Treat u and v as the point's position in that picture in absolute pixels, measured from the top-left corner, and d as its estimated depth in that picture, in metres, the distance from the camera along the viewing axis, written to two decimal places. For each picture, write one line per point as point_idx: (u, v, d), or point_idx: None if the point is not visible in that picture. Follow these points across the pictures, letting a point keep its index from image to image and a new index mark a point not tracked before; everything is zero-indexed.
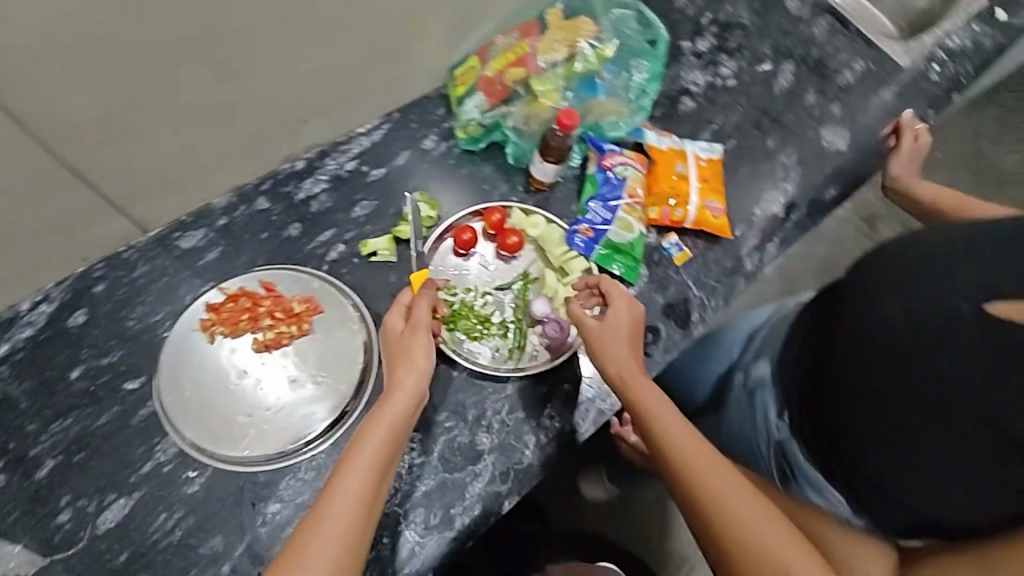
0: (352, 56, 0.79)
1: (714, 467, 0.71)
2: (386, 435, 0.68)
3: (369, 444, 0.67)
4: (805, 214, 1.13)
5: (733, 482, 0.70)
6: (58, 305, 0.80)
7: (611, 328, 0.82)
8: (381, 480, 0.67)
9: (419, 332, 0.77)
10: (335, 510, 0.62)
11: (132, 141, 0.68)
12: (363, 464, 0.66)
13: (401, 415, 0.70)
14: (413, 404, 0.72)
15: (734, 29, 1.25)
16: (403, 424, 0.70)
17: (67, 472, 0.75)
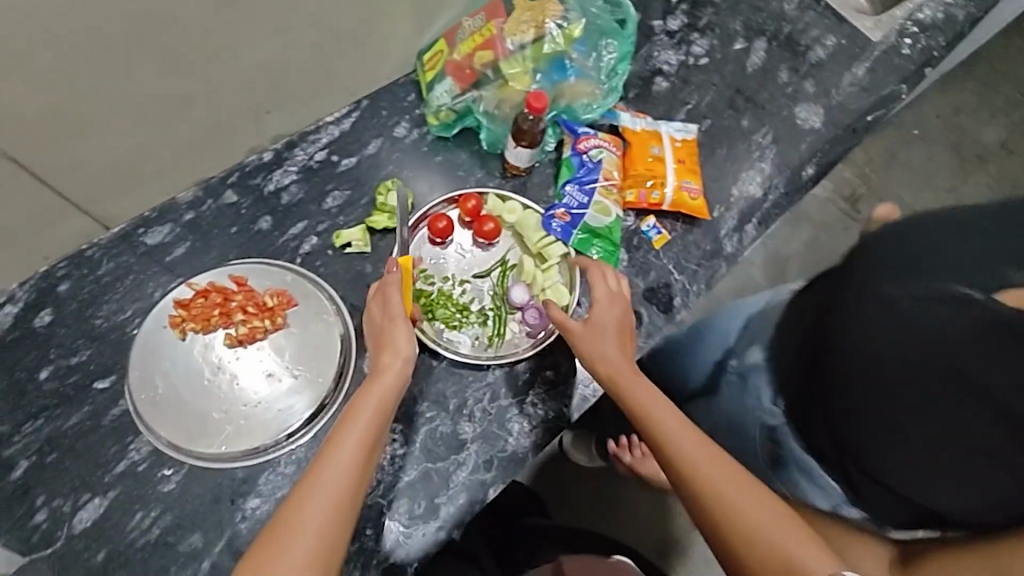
0: (308, 40, 0.78)
1: (709, 453, 0.72)
2: (365, 425, 0.68)
3: (349, 436, 0.67)
4: (783, 193, 1.14)
5: (728, 467, 0.71)
6: (23, 305, 0.78)
7: (599, 324, 0.82)
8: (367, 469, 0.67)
9: (396, 321, 0.76)
10: (318, 505, 0.63)
11: (81, 131, 0.67)
12: (344, 456, 0.66)
13: (379, 403, 0.70)
14: (394, 391, 0.72)
15: (705, 6, 1.24)
16: (384, 411, 0.70)
17: (41, 473, 0.74)
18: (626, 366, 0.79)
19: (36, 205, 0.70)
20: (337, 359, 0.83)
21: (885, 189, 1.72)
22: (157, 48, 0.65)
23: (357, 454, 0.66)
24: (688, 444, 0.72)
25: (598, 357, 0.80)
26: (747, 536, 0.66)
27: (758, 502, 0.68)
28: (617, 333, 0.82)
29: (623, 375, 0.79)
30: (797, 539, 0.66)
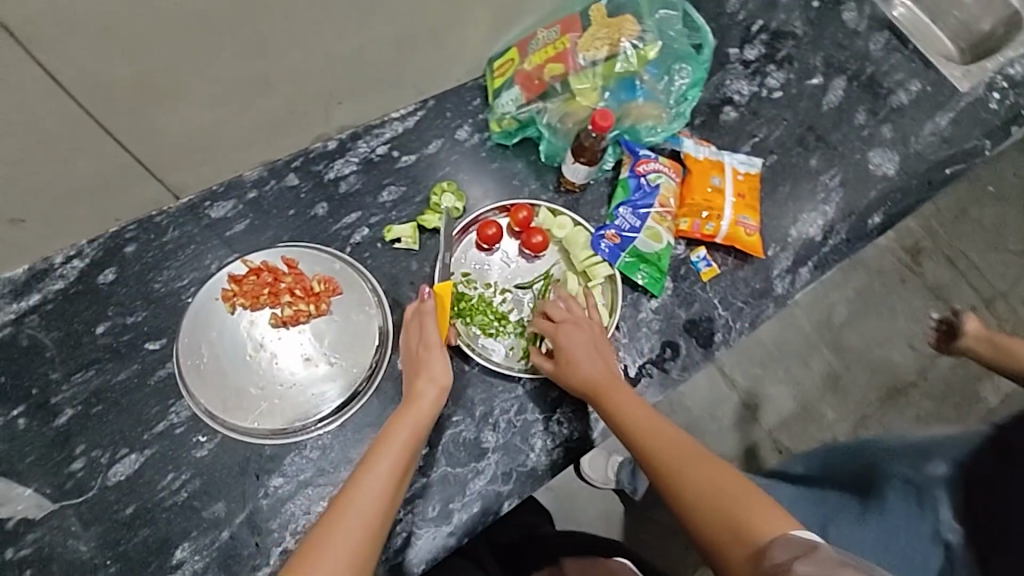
0: (385, 38, 0.80)
1: (666, 440, 0.75)
2: (400, 452, 0.69)
3: (383, 462, 0.68)
4: (844, 239, 1.09)
5: (686, 450, 0.74)
6: (90, 262, 0.83)
7: (569, 349, 0.82)
8: (398, 494, 0.68)
9: (432, 349, 0.77)
10: (350, 528, 0.64)
11: (164, 105, 0.70)
12: (379, 483, 0.67)
13: (413, 431, 0.71)
14: (428, 420, 0.73)
15: (785, 38, 1.20)
16: (417, 438, 0.71)
17: (85, 423, 0.78)
18: (603, 378, 0.80)
19: (116, 167, 0.74)
20: (372, 353, 0.85)
21: (954, 246, 1.63)
22: (246, 33, 0.68)
23: (390, 480, 0.67)
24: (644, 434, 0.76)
25: (578, 371, 0.81)
26: (710, 529, 0.68)
27: (714, 480, 0.70)
28: (593, 345, 0.83)
29: (597, 386, 0.80)
30: (754, 511, 0.67)
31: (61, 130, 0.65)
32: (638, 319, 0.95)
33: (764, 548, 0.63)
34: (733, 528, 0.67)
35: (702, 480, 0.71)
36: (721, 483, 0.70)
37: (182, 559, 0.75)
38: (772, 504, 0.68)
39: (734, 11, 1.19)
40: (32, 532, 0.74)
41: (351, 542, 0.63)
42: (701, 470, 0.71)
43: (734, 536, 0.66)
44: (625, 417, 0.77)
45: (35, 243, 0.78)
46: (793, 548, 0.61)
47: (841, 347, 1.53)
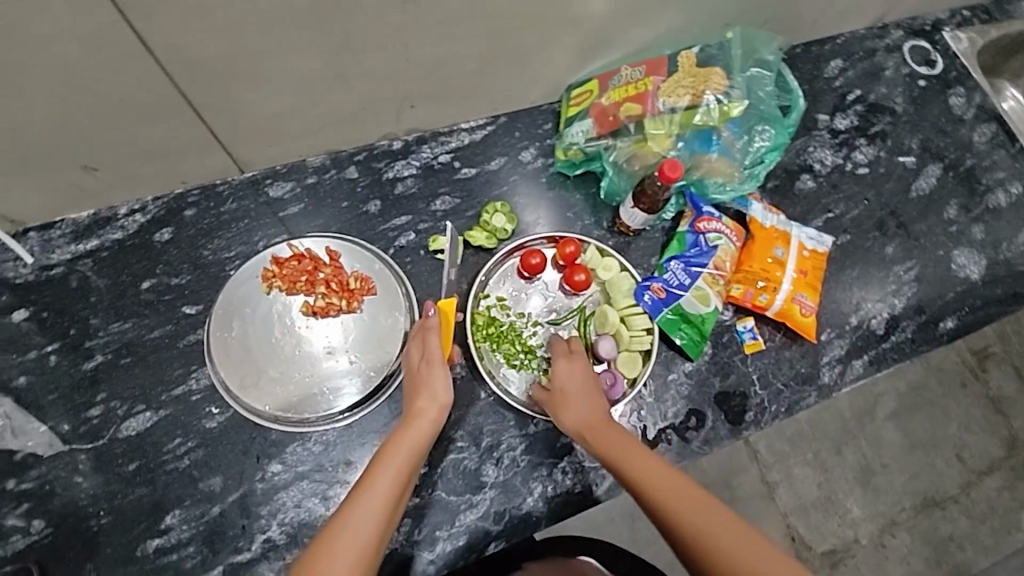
0: (466, 52, 0.80)
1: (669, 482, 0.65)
2: (397, 474, 0.64)
3: (377, 482, 0.63)
4: (910, 338, 1.00)
5: (682, 485, 0.65)
6: (150, 218, 0.86)
7: (563, 386, 0.79)
8: (392, 517, 0.63)
9: (433, 365, 0.72)
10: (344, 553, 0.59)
11: (243, 86, 0.72)
12: (372, 506, 0.61)
13: (412, 444, 0.66)
14: (427, 442, 0.68)
15: (882, 113, 1.13)
16: (414, 458, 0.66)
17: (111, 371, 0.80)
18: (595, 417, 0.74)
19: (190, 134, 0.77)
20: (392, 360, 0.84)
21: None
22: (334, 30, 0.68)
23: (385, 504, 0.62)
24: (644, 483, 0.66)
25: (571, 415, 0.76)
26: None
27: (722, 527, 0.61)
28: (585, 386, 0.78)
29: (589, 426, 0.74)
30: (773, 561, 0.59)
31: (145, 92, 0.68)
32: (667, 379, 0.91)
33: None
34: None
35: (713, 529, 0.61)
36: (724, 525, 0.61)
37: (170, 525, 0.76)
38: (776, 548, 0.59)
39: (832, 75, 1.13)
40: (37, 468, 0.77)
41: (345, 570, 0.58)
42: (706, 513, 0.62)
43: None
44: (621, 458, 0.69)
45: (104, 191, 0.82)
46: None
47: (881, 445, 1.39)
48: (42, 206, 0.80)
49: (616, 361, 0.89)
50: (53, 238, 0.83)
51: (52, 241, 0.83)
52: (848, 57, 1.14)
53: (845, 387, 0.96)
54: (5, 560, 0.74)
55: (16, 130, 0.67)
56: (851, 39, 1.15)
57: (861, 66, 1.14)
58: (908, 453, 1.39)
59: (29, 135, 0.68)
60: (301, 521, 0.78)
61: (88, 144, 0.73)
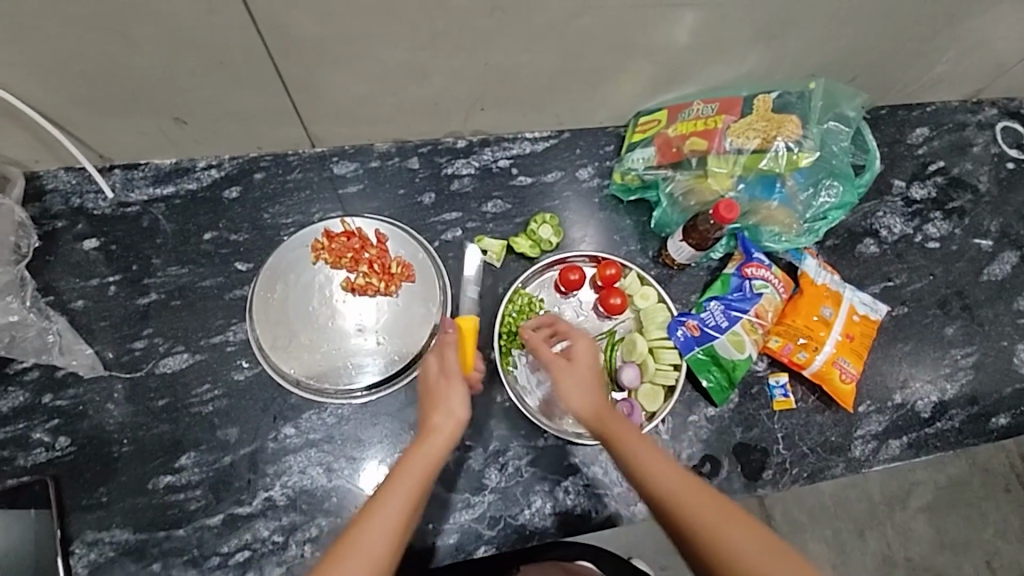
0: (545, 63, 0.82)
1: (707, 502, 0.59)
2: (411, 491, 0.62)
3: (388, 503, 0.60)
4: (956, 428, 0.95)
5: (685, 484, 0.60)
6: (223, 175, 0.91)
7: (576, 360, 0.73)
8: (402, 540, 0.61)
9: (452, 380, 0.71)
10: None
11: (330, 68, 0.76)
12: (384, 527, 0.59)
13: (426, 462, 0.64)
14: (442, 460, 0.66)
15: (963, 189, 1.07)
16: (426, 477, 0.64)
17: (160, 310, 0.85)
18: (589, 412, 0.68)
19: (272, 103, 0.82)
20: (417, 347, 0.86)
21: None
22: (423, 25, 0.71)
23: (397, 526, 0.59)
24: (672, 493, 0.60)
25: (573, 401, 0.69)
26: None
27: (761, 546, 0.57)
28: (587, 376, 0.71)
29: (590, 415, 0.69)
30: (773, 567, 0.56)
31: (239, 60, 0.73)
32: (687, 420, 0.89)
33: None
34: None
35: (752, 562, 0.56)
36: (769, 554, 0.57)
37: (184, 465, 0.80)
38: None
39: (915, 142, 1.08)
40: (75, 388, 0.82)
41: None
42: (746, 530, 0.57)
43: None
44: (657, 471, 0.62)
45: (189, 144, 0.88)
46: None
47: (909, 538, 1.29)
48: (128, 148, 0.86)
49: (641, 390, 0.88)
50: (134, 179, 0.90)
51: (132, 181, 0.90)
52: (935, 126, 1.09)
53: (876, 465, 0.92)
54: (28, 468, 0.79)
55: (118, 75, 0.73)
56: (941, 109, 1.10)
57: (947, 137, 1.09)
58: (936, 551, 1.29)
59: (129, 82, 0.74)
60: (304, 486, 0.80)
61: (179, 98, 0.78)
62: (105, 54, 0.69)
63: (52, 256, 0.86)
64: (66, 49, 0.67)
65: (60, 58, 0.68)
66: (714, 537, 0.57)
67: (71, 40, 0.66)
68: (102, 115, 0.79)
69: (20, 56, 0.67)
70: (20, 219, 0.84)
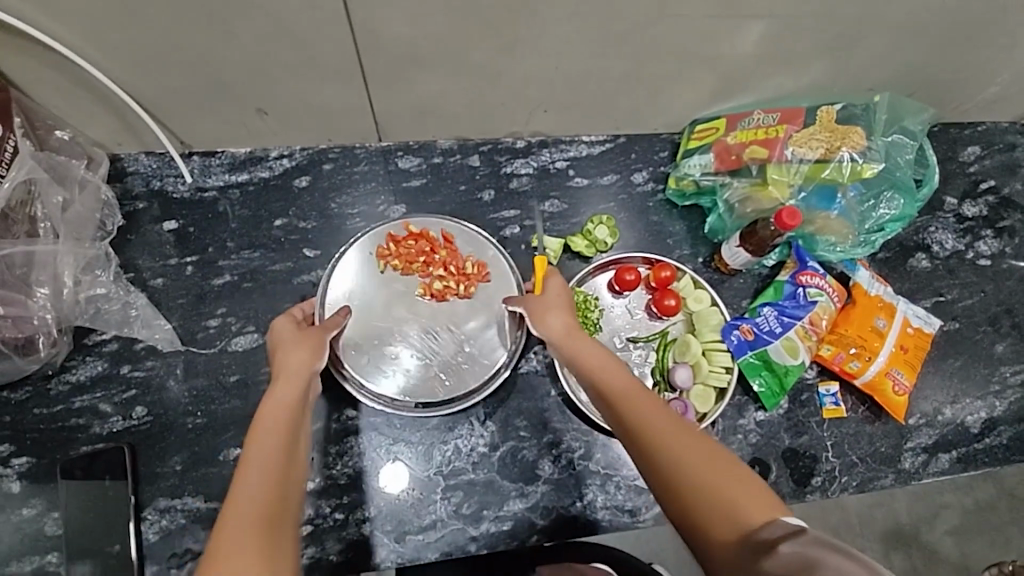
0: (613, 68, 0.84)
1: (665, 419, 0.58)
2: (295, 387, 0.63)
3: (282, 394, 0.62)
4: (1005, 444, 0.96)
5: (643, 394, 0.62)
6: (294, 165, 0.95)
7: (554, 302, 0.77)
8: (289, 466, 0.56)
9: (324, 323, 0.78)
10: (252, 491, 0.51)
11: (409, 66, 0.79)
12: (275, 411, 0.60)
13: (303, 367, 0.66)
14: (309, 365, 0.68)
15: (1015, 208, 1.08)
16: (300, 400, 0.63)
17: (233, 291, 0.89)
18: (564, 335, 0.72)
19: (350, 97, 0.85)
20: (501, 353, 0.87)
21: None
22: (506, 27, 0.74)
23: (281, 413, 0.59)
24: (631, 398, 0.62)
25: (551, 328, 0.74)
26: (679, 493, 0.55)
27: (711, 458, 0.55)
28: (567, 309, 0.76)
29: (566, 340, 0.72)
30: (724, 478, 0.54)
31: (328, 55, 0.76)
32: (736, 423, 0.91)
33: (751, 526, 0.51)
34: (725, 519, 0.52)
35: (701, 467, 0.54)
36: (725, 468, 0.55)
37: None
38: (773, 492, 0.54)
39: (967, 160, 1.09)
40: (150, 360, 0.86)
41: (251, 531, 0.48)
42: (699, 440, 0.57)
43: (735, 535, 0.51)
44: (620, 399, 0.62)
45: (264, 133, 0.91)
46: (790, 535, 0.49)
47: (936, 561, 1.16)
48: (209, 135, 0.90)
49: (693, 390, 0.89)
50: (212, 165, 0.94)
51: (210, 167, 0.93)
52: (987, 145, 1.09)
53: (925, 478, 0.93)
54: (103, 436, 0.83)
55: (212, 65, 0.76)
56: (993, 129, 1.10)
57: (999, 157, 1.09)
58: None
59: (223, 74, 0.78)
60: (364, 468, 0.84)
61: (265, 90, 0.82)
62: (204, 45, 0.73)
63: (132, 235, 0.90)
64: (169, 38, 0.71)
65: (164, 47, 0.72)
66: (666, 439, 0.57)
67: (177, 34, 0.70)
68: (192, 103, 0.83)
69: (127, 42, 0.71)
70: (105, 198, 0.89)
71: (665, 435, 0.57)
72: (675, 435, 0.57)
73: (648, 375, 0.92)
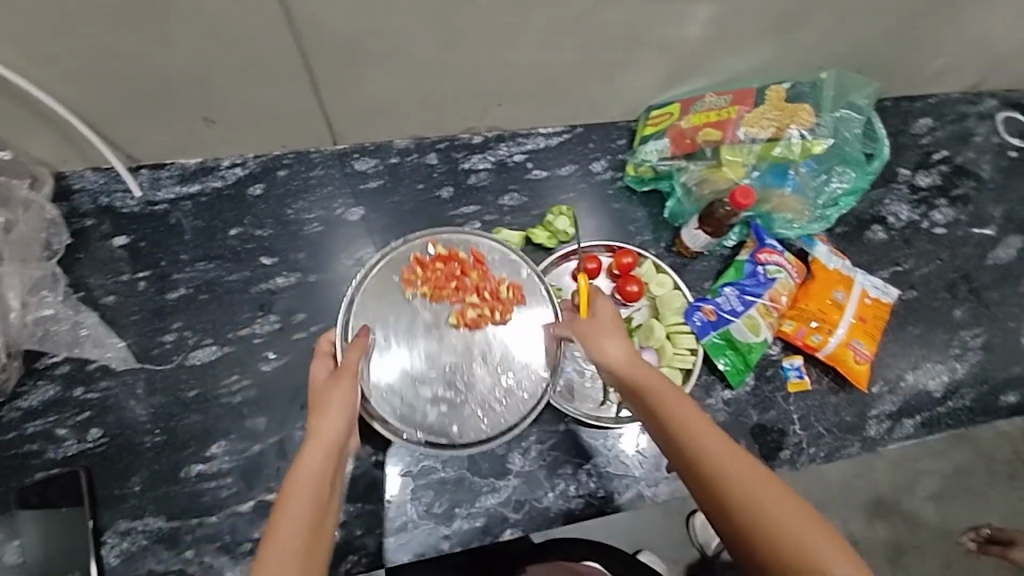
0: (563, 57, 0.84)
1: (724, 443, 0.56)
2: (337, 428, 0.61)
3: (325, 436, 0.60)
4: (967, 407, 0.98)
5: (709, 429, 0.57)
6: (247, 173, 0.94)
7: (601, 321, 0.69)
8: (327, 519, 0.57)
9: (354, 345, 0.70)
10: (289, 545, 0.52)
11: (355, 66, 0.78)
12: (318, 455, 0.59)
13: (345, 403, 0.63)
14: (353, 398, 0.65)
15: (967, 177, 1.10)
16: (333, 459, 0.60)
17: (189, 304, 0.87)
18: (616, 359, 0.66)
19: (299, 101, 0.84)
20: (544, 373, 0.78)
21: None
22: (449, 21, 0.73)
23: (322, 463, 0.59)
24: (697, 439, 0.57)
25: (599, 353, 0.67)
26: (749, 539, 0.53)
27: (784, 509, 0.52)
28: (615, 328, 0.68)
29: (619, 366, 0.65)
30: (797, 530, 0.51)
31: (269, 58, 0.75)
32: (704, 403, 0.91)
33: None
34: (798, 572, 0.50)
35: (775, 519, 0.52)
36: (797, 518, 0.52)
37: (214, 454, 0.82)
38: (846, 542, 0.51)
39: (919, 132, 1.11)
40: (106, 380, 0.84)
41: None
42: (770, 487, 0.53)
43: None
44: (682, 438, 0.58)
45: (214, 142, 0.89)
46: None
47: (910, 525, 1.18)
48: (157, 147, 0.88)
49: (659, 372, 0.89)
50: (162, 178, 0.92)
51: (159, 180, 0.92)
52: (938, 117, 1.11)
53: (891, 444, 0.95)
54: (61, 460, 0.81)
55: (151, 74, 0.74)
56: (943, 100, 1.12)
57: (950, 127, 1.11)
58: None
59: (164, 83, 0.77)
60: None
61: (209, 97, 0.80)
62: (140, 54, 0.71)
63: (81, 253, 0.88)
64: (102, 47, 0.69)
65: (97, 58, 0.70)
66: (735, 488, 0.54)
67: (111, 42, 0.68)
68: (134, 114, 0.81)
69: (57, 54, 0.69)
70: (50, 217, 0.86)
71: (736, 483, 0.54)
72: (747, 483, 0.54)
73: None
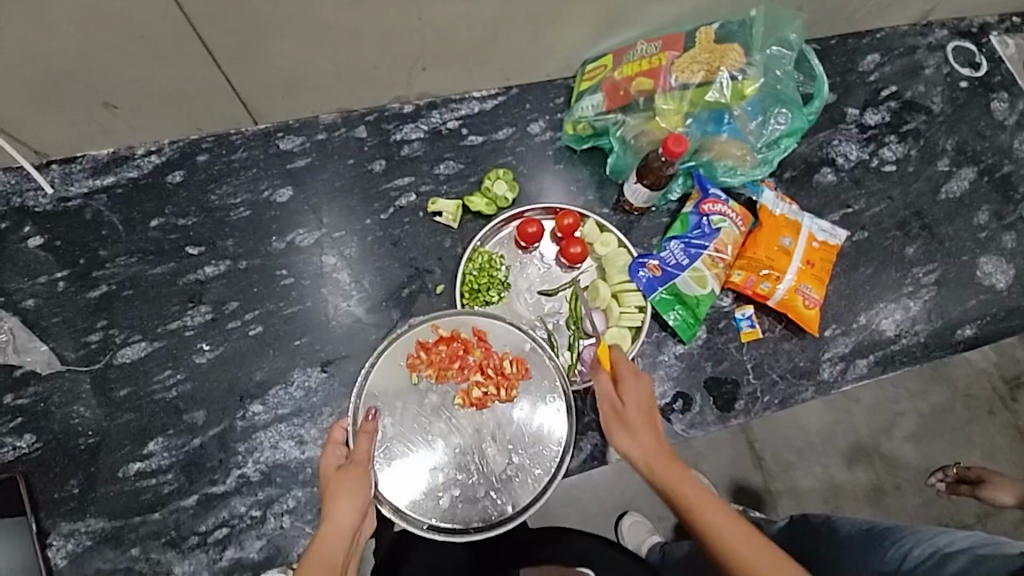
0: (483, 15, 0.79)
1: (752, 537, 0.58)
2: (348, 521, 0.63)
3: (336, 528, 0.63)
4: (923, 342, 0.98)
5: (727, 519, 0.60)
6: (164, 160, 0.89)
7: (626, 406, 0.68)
8: None
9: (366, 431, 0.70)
10: None
11: (258, 38, 0.73)
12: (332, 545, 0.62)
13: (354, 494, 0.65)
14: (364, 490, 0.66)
15: (917, 111, 1.08)
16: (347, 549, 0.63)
17: (114, 301, 0.84)
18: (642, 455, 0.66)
19: (207, 81, 0.79)
20: (556, 445, 0.75)
21: None
22: None
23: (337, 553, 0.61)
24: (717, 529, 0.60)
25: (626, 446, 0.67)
26: None
27: None
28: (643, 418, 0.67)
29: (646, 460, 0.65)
30: None
31: (162, 36, 0.70)
32: (657, 359, 0.90)
33: None
34: None
35: None
36: None
37: (153, 451, 0.81)
38: None
39: (867, 69, 1.07)
40: (35, 385, 0.81)
41: None
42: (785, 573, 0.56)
43: None
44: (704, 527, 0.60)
45: (124, 131, 0.85)
46: None
47: None
48: (64, 141, 0.84)
49: (608, 333, 0.87)
50: (73, 172, 0.87)
51: (71, 174, 0.87)
52: (886, 52, 1.08)
53: (845, 385, 0.94)
54: None
55: (37, 64, 0.69)
56: (891, 35, 1.09)
57: (898, 62, 1.08)
58: None
59: (56, 72, 0.72)
60: (276, 461, 0.82)
61: (107, 83, 0.75)
62: (17, 42, 0.66)
63: None
64: None
65: None
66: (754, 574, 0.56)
67: None
68: (29, 109, 0.76)
69: None
70: None
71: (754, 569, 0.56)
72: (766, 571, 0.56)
73: (563, 326, 0.89)
